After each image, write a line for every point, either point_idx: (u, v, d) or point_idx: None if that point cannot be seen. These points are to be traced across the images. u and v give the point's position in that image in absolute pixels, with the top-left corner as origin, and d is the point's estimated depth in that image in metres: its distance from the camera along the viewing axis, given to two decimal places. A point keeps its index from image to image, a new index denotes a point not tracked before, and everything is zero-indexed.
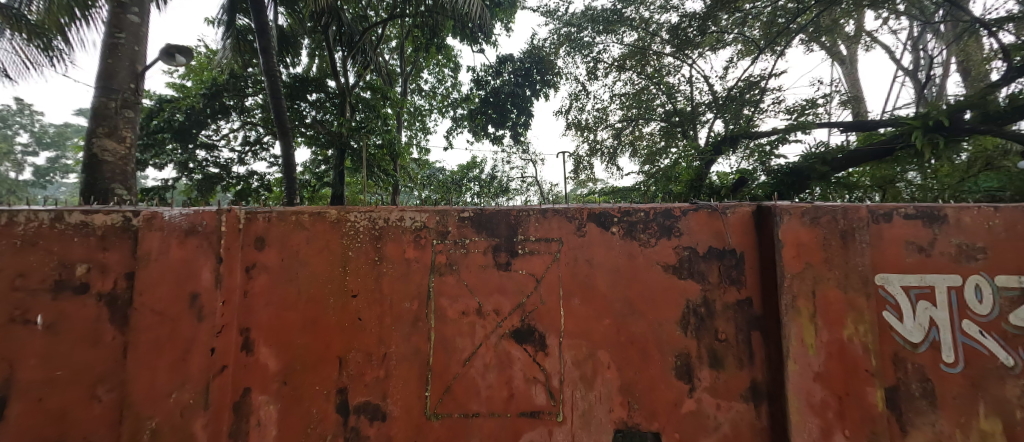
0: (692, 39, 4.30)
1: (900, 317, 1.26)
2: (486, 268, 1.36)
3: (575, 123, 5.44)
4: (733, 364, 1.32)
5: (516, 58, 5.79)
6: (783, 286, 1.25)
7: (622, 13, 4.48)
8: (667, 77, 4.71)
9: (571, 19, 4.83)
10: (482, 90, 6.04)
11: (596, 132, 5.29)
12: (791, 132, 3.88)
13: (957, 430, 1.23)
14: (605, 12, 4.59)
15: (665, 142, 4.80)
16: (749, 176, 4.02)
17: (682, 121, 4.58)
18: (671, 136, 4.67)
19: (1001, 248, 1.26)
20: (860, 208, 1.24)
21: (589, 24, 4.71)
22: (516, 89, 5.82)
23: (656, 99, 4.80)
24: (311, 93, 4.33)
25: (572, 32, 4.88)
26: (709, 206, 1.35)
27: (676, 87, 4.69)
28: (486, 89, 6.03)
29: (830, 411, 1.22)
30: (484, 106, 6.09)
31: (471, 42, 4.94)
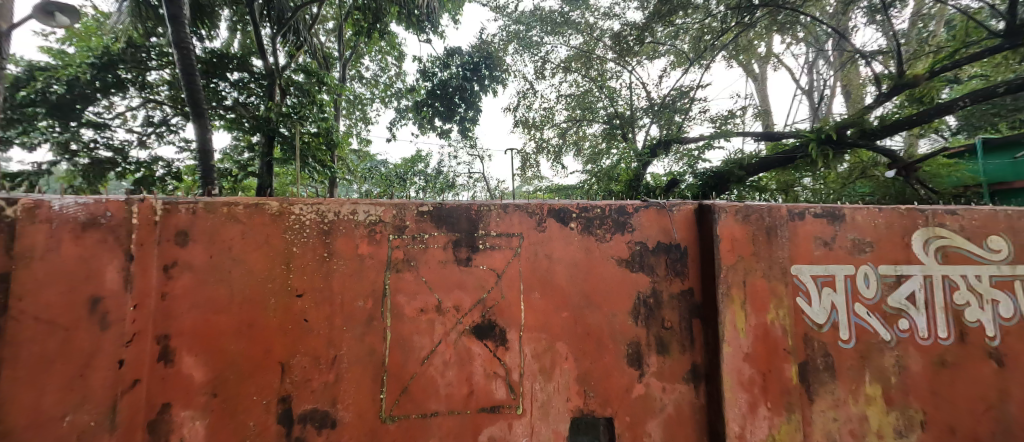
0: (631, 48, 4.60)
1: (809, 302, 1.47)
2: (445, 263, 1.33)
3: (524, 122, 5.59)
4: (678, 350, 1.44)
5: (464, 52, 5.76)
6: (721, 278, 1.40)
7: (568, 16, 4.79)
8: (610, 81, 4.97)
9: (520, 18, 5.14)
10: (428, 81, 5.83)
11: (543, 131, 5.43)
12: (716, 139, 4.31)
13: (850, 395, 1.47)
14: (553, 15, 4.90)
15: (607, 144, 5.04)
16: (679, 177, 4.42)
17: (622, 124, 4.89)
18: (612, 138, 4.91)
19: (883, 243, 1.51)
20: (781, 208, 1.45)
21: (538, 24, 5.05)
22: (464, 84, 5.78)
23: (599, 102, 5.02)
24: (232, 71, 4.00)
25: (521, 30, 5.18)
26: (658, 204, 1.46)
27: (618, 92, 4.94)
28: (432, 81, 5.86)
29: (756, 386, 1.40)
30: (429, 99, 5.91)
31: (417, 31, 4.78)
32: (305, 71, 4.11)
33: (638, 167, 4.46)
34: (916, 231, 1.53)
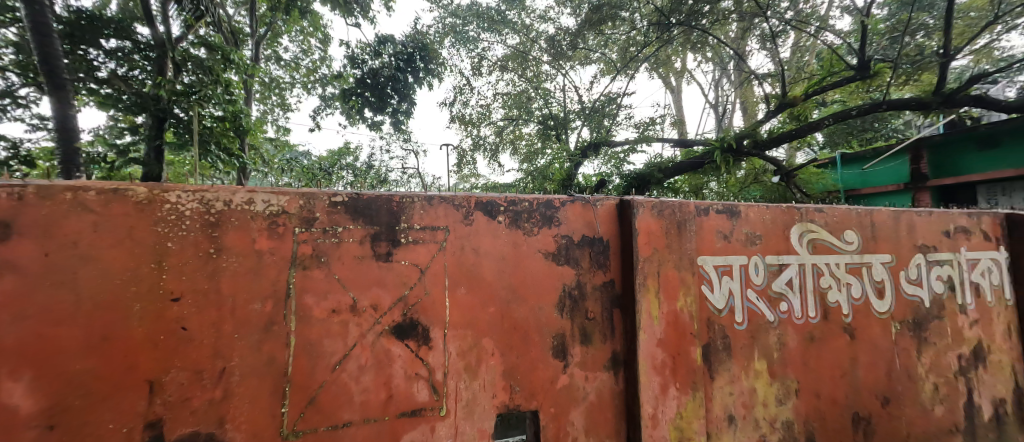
0: (564, 52, 5.69)
1: (712, 289, 1.88)
2: (362, 259, 1.24)
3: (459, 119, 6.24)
4: (599, 339, 1.53)
5: (396, 41, 6.18)
6: (639, 268, 1.53)
7: (505, 15, 5.62)
8: (543, 82, 5.84)
9: (456, 12, 5.94)
10: (358, 69, 6.13)
11: (479, 127, 6.31)
12: (639, 143, 4.71)
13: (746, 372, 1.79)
14: (488, 13, 5.70)
15: (542, 143, 5.87)
16: (607, 179, 5.01)
17: (555, 125, 5.72)
18: (546, 138, 5.69)
19: (771, 237, 2.04)
20: (690, 204, 1.64)
21: (473, 18, 5.78)
22: (397, 74, 6.22)
23: (533, 103, 5.92)
24: (108, 38, 3.72)
25: (457, 23, 5.94)
26: (583, 199, 1.53)
27: (550, 94, 5.91)
28: (362, 69, 6.16)
29: (667, 369, 1.56)
30: (359, 88, 6.19)
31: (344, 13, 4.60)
32: (208, 46, 3.81)
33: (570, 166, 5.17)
34: (792, 226, 2.12)
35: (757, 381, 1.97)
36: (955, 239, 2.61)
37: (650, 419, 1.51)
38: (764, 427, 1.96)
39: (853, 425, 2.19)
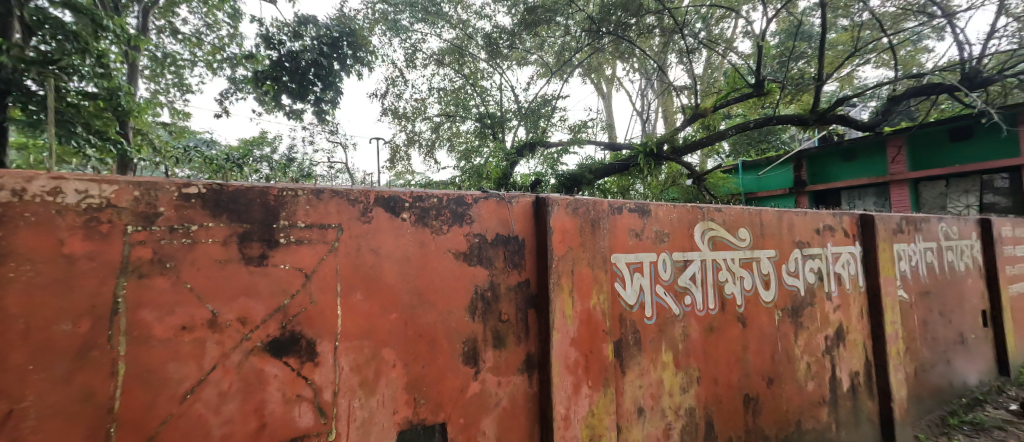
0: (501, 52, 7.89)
1: (624, 286, 1.95)
2: (225, 263, 1.06)
3: (397, 115, 8.23)
4: (513, 341, 1.58)
5: (318, 23, 5.69)
6: (553, 266, 1.65)
7: (439, 10, 6.93)
8: (480, 81, 7.98)
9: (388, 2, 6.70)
10: (273, 50, 5.53)
11: (415, 122, 8.30)
12: (573, 147, 7.46)
13: (650, 361, 2.01)
14: (424, 8, 6.90)
15: (480, 139, 8.06)
16: (542, 178, 7.27)
17: (493, 124, 7.85)
18: (484, 135, 7.94)
19: (675, 234, 2.19)
20: (602, 203, 1.83)
21: (408, 12, 6.88)
22: (321, 59, 5.74)
23: (471, 99, 7.97)
24: None
25: (388, 12, 6.74)
26: (498, 196, 1.59)
27: (486, 92, 7.99)
28: (278, 51, 5.59)
29: (580, 368, 1.69)
30: (275, 71, 5.64)
31: None
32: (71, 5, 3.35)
33: (504, 165, 7.24)
34: (695, 224, 2.29)
35: (663, 372, 2.06)
36: (824, 235, 3.00)
37: (563, 420, 1.61)
38: (670, 415, 2.07)
39: (744, 407, 2.40)
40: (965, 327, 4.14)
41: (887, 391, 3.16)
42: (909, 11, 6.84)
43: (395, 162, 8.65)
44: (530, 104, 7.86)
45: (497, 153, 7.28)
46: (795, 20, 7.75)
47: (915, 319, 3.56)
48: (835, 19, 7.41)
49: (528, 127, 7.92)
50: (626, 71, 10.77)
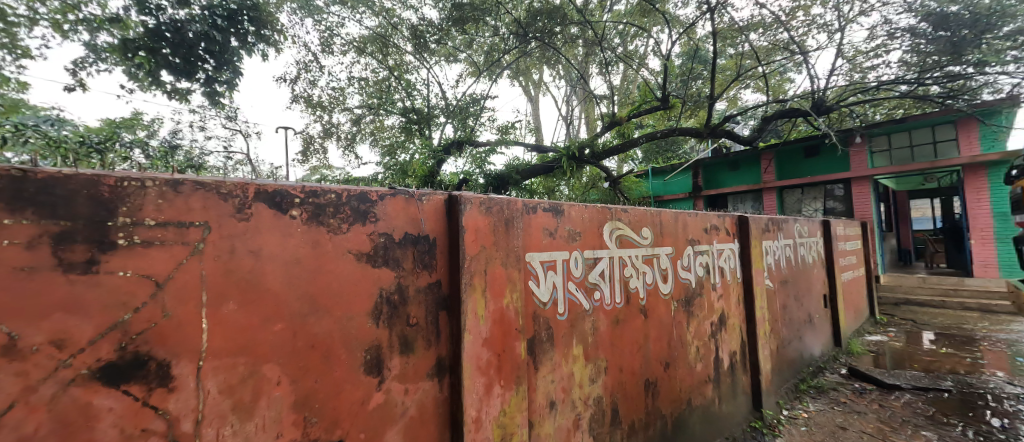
0: (428, 45, 7.75)
1: (538, 284, 1.96)
2: (34, 272, 0.85)
3: (311, 104, 7.60)
4: (422, 346, 1.51)
5: None
6: (465, 267, 1.61)
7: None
8: (406, 75, 7.74)
9: None
10: (149, 16, 4.72)
11: (332, 112, 7.78)
12: (500, 145, 8.20)
13: (562, 356, 2.06)
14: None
15: (407, 136, 7.81)
16: (471, 176, 7.90)
17: (419, 120, 7.81)
18: (411, 131, 7.79)
19: (586, 234, 2.26)
20: (516, 202, 1.84)
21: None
22: (211, 33, 5.02)
23: (395, 94, 7.69)
24: None
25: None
26: (407, 193, 1.50)
27: (412, 86, 7.72)
28: (157, 18, 4.77)
29: (491, 368, 1.68)
30: (151, 40, 4.81)
31: None
32: None
33: (431, 162, 7.29)
34: (604, 223, 2.39)
35: (574, 365, 2.13)
36: (711, 234, 3.34)
37: (474, 423, 1.58)
38: (579, 406, 2.14)
39: (645, 391, 2.57)
40: (813, 310, 4.93)
41: (756, 367, 3.63)
42: (777, 47, 8.00)
43: (308, 155, 8.00)
44: (456, 103, 8.24)
45: (424, 151, 7.36)
46: (693, 45, 8.66)
47: (777, 305, 4.15)
48: (725, 47, 8.41)
49: (455, 125, 8.18)
50: (553, 77, 11.30)
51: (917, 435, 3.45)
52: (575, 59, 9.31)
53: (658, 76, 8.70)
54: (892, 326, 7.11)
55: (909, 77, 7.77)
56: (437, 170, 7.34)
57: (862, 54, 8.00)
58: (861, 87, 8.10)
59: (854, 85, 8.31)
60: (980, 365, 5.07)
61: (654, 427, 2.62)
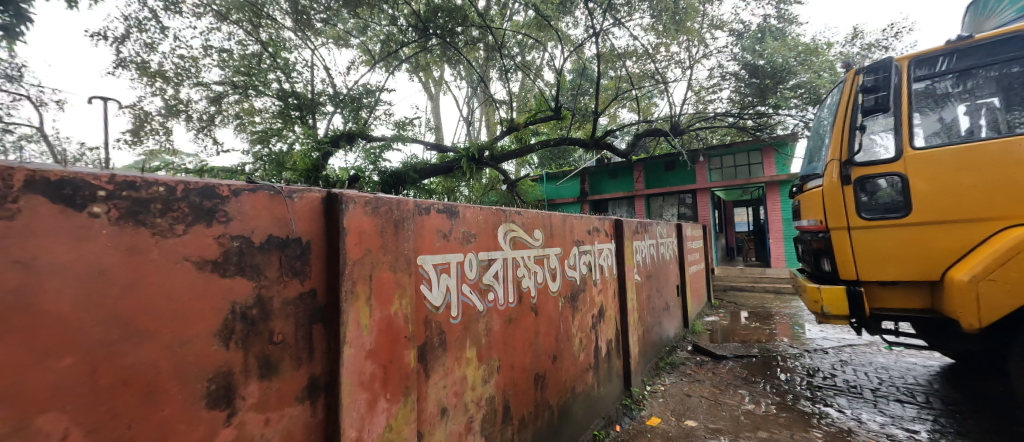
0: (313, 24, 7.03)
1: (431, 288, 1.85)
2: None
3: (153, 73, 6.39)
4: (289, 366, 1.32)
5: None
6: (346, 273, 1.43)
7: None
8: (281, 53, 6.75)
9: None
10: None
11: (182, 83, 6.58)
12: (394, 141, 7.79)
13: (455, 360, 1.98)
14: None
15: (284, 124, 6.86)
16: (363, 172, 7.40)
17: (302, 107, 6.95)
18: (287, 119, 6.84)
19: (481, 236, 2.21)
20: (407, 203, 1.70)
21: None
22: None
23: (270, 73, 6.73)
24: None
25: None
26: (270, 188, 1.30)
27: (290, 66, 6.84)
28: None
29: (377, 382, 1.53)
30: None
31: None
32: None
33: (316, 156, 6.88)
34: (500, 225, 2.38)
35: (467, 368, 2.06)
36: (593, 235, 3.56)
37: None
38: (472, 409, 2.08)
39: (534, 385, 2.61)
40: (669, 299, 5.61)
41: (626, 352, 3.99)
42: (646, 74, 9.05)
43: (142, 137, 6.69)
44: (346, 92, 7.52)
45: (307, 141, 6.82)
46: (582, 64, 9.31)
47: (643, 296, 4.60)
48: (608, 69, 9.22)
49: (345, 115, 7.48)
50: (453, 76, 11.27)
51: (736, 394, 4.15)
52: (475, 61, 9.31)
53: (552, 88, 9.13)
54: (721, 308, 8.44)
55: (734, 112, 9.59)
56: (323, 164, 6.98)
57: (704, 89, 9.54)
58: (704, 116, 9.69)
59: (699, 113, 9.85)
60: (776, 334, 6.31)
61: (542, 418, 2.67)
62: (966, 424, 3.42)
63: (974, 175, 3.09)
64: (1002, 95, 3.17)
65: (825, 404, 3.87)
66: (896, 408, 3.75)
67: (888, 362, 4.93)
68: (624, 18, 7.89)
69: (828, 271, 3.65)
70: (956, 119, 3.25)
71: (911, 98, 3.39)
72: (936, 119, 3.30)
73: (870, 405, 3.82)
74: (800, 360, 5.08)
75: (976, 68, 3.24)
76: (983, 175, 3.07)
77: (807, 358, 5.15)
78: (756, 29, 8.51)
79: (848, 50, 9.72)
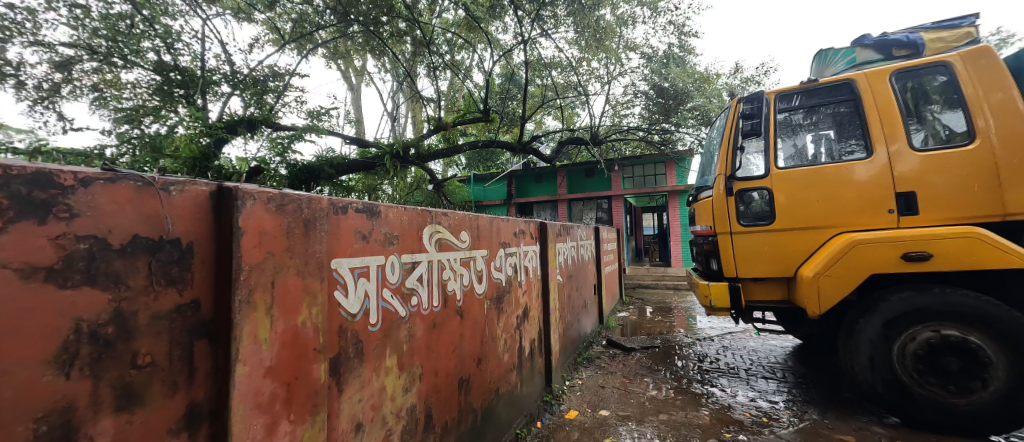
0: None
1: (346, 294, 1.68)
2: None
3: None
4: (160, 393, 1.10)
5: None
6: (240, 280, 1.22)
7: None
8: (161, 18, 5.84)
9: None
10: None
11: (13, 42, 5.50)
12: (308, 132, 7.20)
13: (373, 371, 1.82)
14: None
15: (163, 102, 6.04)
16: (268, 165, 6.73)
17: (193, 85, 6.24)
18: (167, 96, 6.05)
19: (404, 237, 2.07)
20: (319, 201, 1.52)
21: None
22: None
23: (145, 39, 5.78)
24: None
25: None
26: (136, 179, 1.08)
27: (172, 34, 5.96)
28: None
29: (278, 403, 1.34)
30: None
31: None
32: None
33: (204, 139, 6.09)
34: (425, 226, 2.25)
35: (386, 378, 1.91)
36: (519, 237, 3.55)
37: None
38: (391, 421, 1.93)
39: (458, 389, 2.51)
40: (587, 297, 5.82)
41: (549, 350, 4.04)
42: (570, 85, 9.40)
43: None
44: (247, 72, 6.82)
45: (193, 125, 6.01)
46: (510, 69, 9.39)
47: (564, 295, 4.70)
48: (534, 77, 9.40)
49: (245, 99, 6.82)
50: (377, 67, 10.77)
51: (642, 382, 4.41)
52: (402, 55, 8.92)
53: (481, 90, 9.15)
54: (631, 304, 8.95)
55: (645, 126, 10.20)
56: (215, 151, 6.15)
57: (619, 104, 10.13)
58: (619, 128, 10.30)
59: (615, 126, 10.45)
60: (674, 326, 6.84)
61: (465, 422, 2.58)
62: (808, 392, 3.99)
63: (819, 192, 3.60)
64: (837, 128, 3.68)
65: (711, 384, 4.26)
66: (763, 383, 4.24)
67: (757, 345, 5.57)
68: (551, 30, 8.08)
69: (715, 270, 4.05)
70: (805, 145, 3.75)
71: (775, 126, 3.83)
72: (792, 145, 3.79)
73: (744, 383, 4.27)
74: (692, 348, 5.54)
75: (820, 106, 3.75)
76: (825, 193, 3.58)
77: (697, 346, 5.63)
78: (663, 55, 9.20)
79: (731, 81, 10.96)
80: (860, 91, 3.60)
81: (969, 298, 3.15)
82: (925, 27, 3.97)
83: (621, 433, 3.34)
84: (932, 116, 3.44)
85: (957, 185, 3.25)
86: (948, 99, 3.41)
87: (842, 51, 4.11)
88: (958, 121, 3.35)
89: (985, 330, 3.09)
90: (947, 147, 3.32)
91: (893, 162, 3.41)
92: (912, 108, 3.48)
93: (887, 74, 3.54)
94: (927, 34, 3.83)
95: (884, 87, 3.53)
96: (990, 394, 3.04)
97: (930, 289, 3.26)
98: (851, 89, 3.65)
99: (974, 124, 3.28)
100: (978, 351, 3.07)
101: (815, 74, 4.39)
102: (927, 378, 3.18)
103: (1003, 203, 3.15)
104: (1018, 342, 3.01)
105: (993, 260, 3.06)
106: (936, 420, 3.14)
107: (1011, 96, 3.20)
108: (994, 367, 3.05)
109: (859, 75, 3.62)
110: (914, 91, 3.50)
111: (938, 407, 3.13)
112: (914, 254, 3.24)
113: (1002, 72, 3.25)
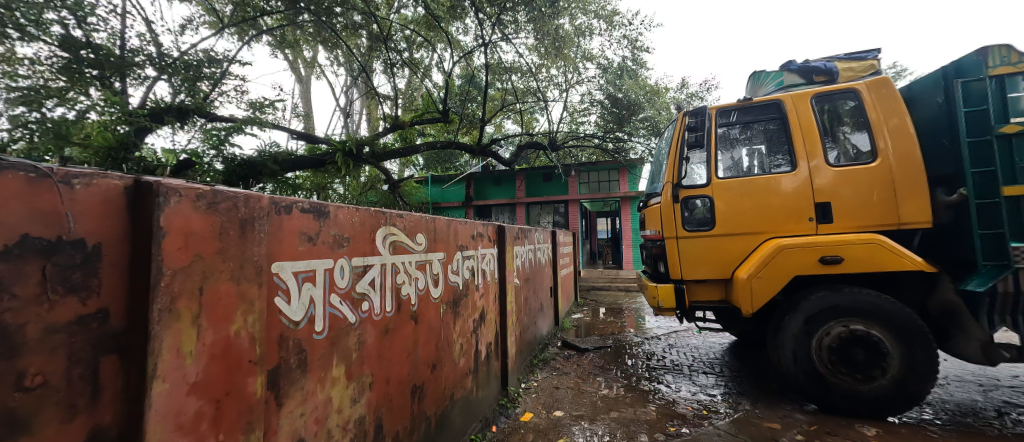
0: None
1: (288, 301, 1.54)
2: None
3: None
4: (56, 417, 0.95)
5: None
6: (160, 286, 1.08)
7: None
8: None
9: None
10: None
11: None
12: (246, 125, 6.75)
13: (316, 380, 1.68)
14: None
15: (68, 84, 5.40)
16: (200, 156, 6.24)
17: (109, 65, 5.73)
18: (77, 78, 5.46)
19: (356, 240, 1.95)
20: (257, 199, 1.38)
21: None
22: None
23: (52, 11, 5.14)
24: None
25: None
26: (30, 170, 0.93)
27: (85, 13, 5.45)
28: None
29: (204, 422, 1.20)
30: None
31: None
32: None
33: (125, 129, 5.64)
34: (379, 228, 2.14)
35: (332, 388, 1.78)
36: (476, 240, 3.48)
37: None
38: (336, 433, 1.80)
39: (411, 397, 2.40)
40: (544, 300, 5.83)
41: (505, 353, 3.98)
42: (530, 90, 9.47)
43: None
44: (177, 56, 6.32)
45: (109, 111, 5.54)
46: (470, 70, 9.32)
47: (521, 298, 4.67)
48: (494, 80, 9.40)
49: (173, 84, 6.27)
50: (329, 60, 10.35)
51: (595, 381, 4.46)
52: (357, 49, 8.65)
53: (440, 90, 9.02)
54: (585, 306, 9.10)
55: (599, 134, 10.37)
56: (135, 141, 5.76)
57: (576, 112, 10.32)
58: (575, 134, 10.46)
59: (571, 131, 10.63)
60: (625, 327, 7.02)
61: (418, 430, 2.47)
62: (742, 384, 4.21)
63: (752, 201, 3.80)
64: (767, 143, 3.90)
65: (658, 381, 4.38)
66: (705, 378, 4.41)
67: (698, 343, 5.82)
68: (511, 34, 8.07)
69: (662, 272, 4.17)
70: (741, 158, 3.95)
71: (715, 139, 4.00)
72: (730, 157, 3.97)
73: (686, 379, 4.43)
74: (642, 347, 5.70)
75: (754, 122, 3.97)
76: (757, 202, 3.79)
77: (646, 345, 5.80)
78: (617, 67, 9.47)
79: (678, 95, 11.48)
80: (786, 111, 3.85)
81: (873, 296, 3.43)
82: (839, 56, 4.31)
83: (575, 433, 3.35)
84: (844, 136, 3.72)
85: (863, 198, 3.55)
86: (857, 121, 3.70)
87: (772, 74, 4.37)
88: (864, 141, 3.65)
89: (884, 324, 3.38)
90: (855, 164, 3.62)
91: (813, 175, 3.67)
92: (828, 128, 3.76)
93: (808, 97, 3.81)
94: (841, 63, 4.15)
95: (806, 108, 3.80)
96: (888, 380, 3.33)
97: (841, 288, 3.52)
98: (779, 109, 3.90)
99: (876, 145, 3.59)
100: (879, 342, 3.36)
101: (750, 93, 4.67)
102: (839, 368, 3.43)
103: (898, 215, 3.47)
104: (910, 334, 3.32)
105: (894, 265, 3.36)
106: (845, 405, 3.40)
107: (905, 122, 3.54)
108: (891, 356, 3.34)
109: (784, 96, 3.88)
110: (829, 113, 3.79)
111: (847, 394, 3.39)
112: (829, 258, 3.48)
113: (898, 101, 3.60)
